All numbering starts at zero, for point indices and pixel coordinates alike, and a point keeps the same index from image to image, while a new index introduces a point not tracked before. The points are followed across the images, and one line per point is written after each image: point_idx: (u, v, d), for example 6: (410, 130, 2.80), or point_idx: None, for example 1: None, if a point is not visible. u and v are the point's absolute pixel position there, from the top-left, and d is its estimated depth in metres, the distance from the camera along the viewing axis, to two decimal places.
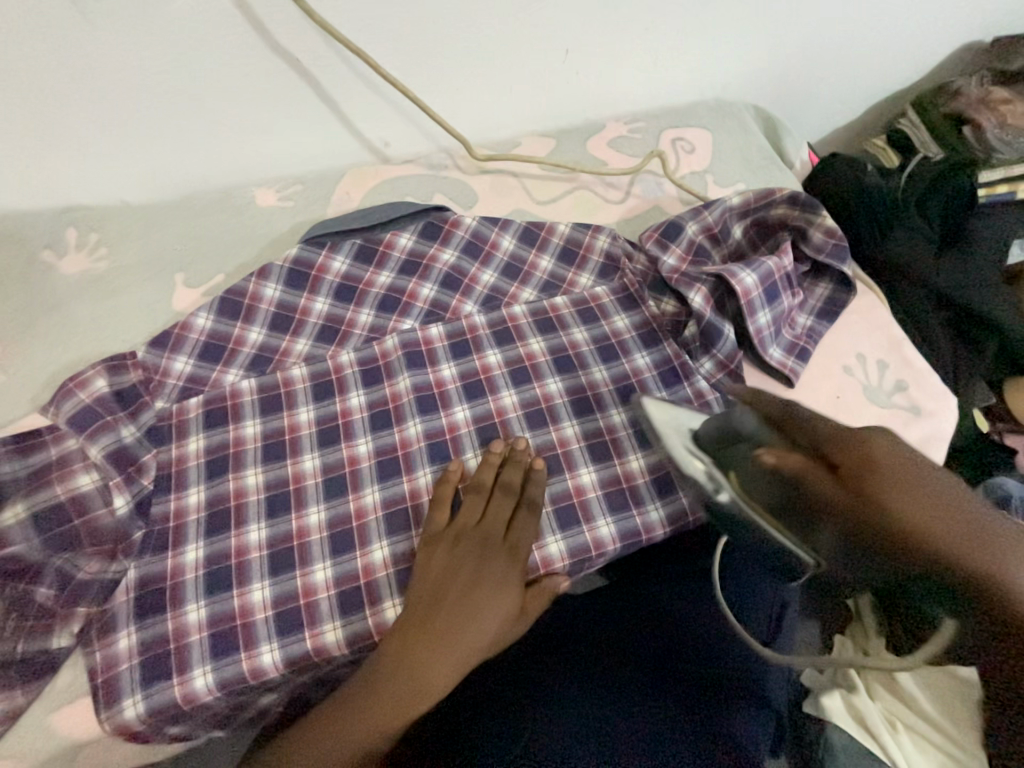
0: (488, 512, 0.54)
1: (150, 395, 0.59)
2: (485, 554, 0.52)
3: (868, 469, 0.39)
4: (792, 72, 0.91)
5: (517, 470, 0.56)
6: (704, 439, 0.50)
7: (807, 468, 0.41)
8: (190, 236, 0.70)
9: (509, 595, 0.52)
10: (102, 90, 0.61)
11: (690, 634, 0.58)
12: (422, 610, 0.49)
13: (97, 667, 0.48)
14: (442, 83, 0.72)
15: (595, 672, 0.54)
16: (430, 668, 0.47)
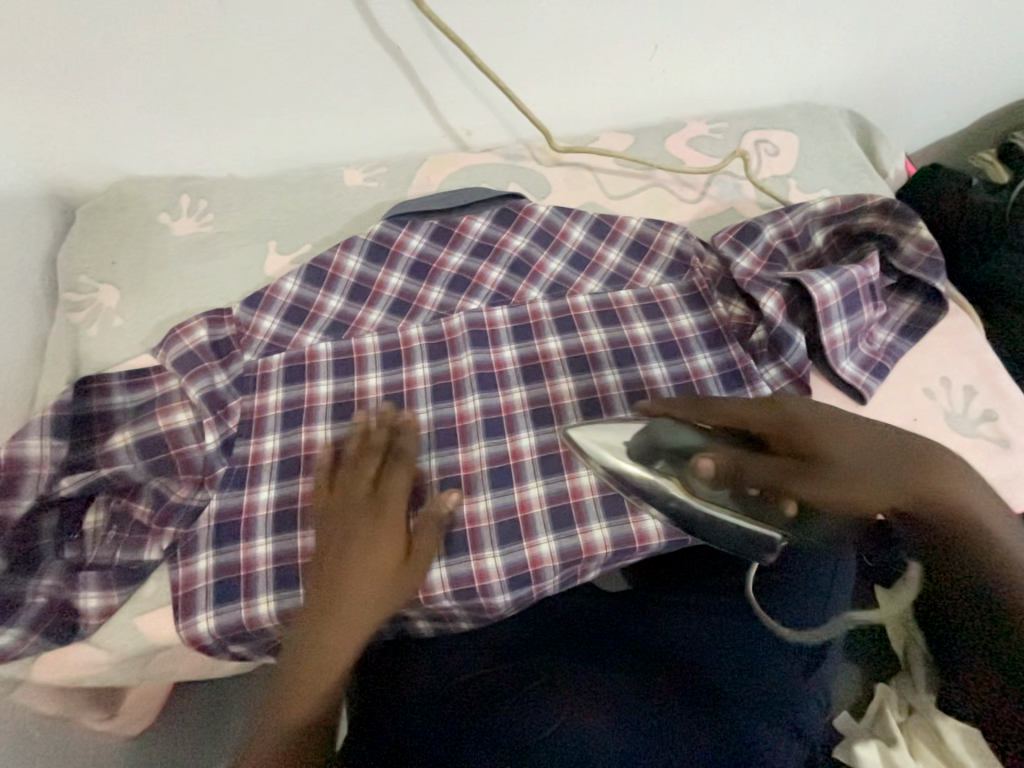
0: (349, 486, 0.54)
1: (240, 347, 0.64)
2: (356, 518, 0.53)
3: (807, 434, 0.49)
4: (896, 76, 0.86)
5: (385, 434, 0.57)
6: (631, 448, 0.48)
7: (739, 458, 0.47)
8: (285, 209, 0.76)
9: (391, 552, 0.52)
10: (225, 69, 0.68)
11: (730, 645, 0.57)
12: (326, 582, 0.50)
13: (178, 582, 0.54)
14: (529, 75, 0.74)
15: (638, 673, 0.54)
16: (330, 644, 0.47)
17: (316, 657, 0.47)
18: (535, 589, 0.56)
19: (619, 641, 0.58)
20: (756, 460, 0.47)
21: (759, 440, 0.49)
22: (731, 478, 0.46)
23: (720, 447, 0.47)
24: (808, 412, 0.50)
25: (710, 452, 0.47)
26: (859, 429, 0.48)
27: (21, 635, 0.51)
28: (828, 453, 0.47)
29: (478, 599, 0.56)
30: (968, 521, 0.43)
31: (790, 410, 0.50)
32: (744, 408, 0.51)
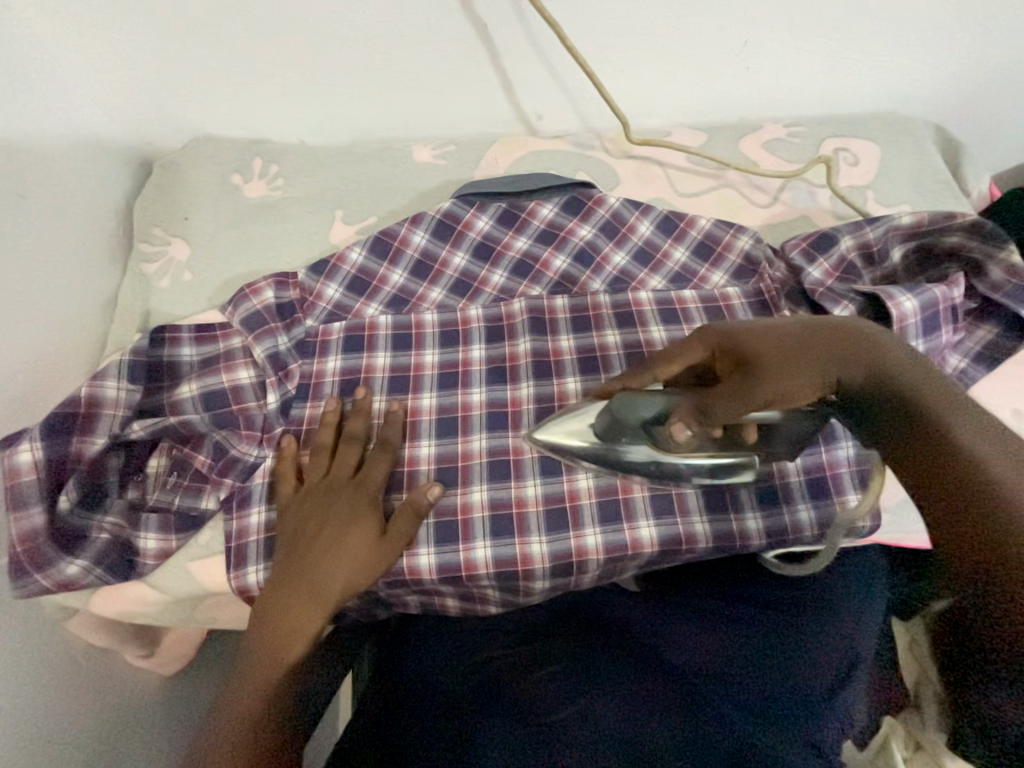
0: (333, 464, 0.57)
1: (303, 312, 0.65)
2: (334, 496, 0.55)
3: (739, 345, 0.46)
4: (992, 91, 0.82)
5: (360, 420, 0.59)
6: (600, 432, 0.49)
7: (695, 401, 0.45)
8: (353, 179, 0.77)
9: (358, 519, 0.54)
10: (310, 36, 0.69)
11: (743, 654, 0.55)
12: (292, 543, 0.53)
13: (232, 533, 0.56)
14: (610, 61, 0.73)
15: (656, 668, 0.54)
16: (294, 610, 0.50)
17: (284, 619, 0.50)
18: (575, 578, 0.56)
19: (636, 640, 0.58)
20: (718, 396, 0.45)
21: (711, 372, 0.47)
22: (701, 421, 0.45)
23: (681, 395, 0.46)
24: (746, 328, 0.47)
25: (674, 408, 0.45)
26: (784, 328, 0.46)
27: (85, 568, 0.53)
28: (760, 358, 0.45)
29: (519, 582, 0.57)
30: (890, 369, 0.40)
31: (719, 328, 0.48)
32: (687, 339, 0.50)
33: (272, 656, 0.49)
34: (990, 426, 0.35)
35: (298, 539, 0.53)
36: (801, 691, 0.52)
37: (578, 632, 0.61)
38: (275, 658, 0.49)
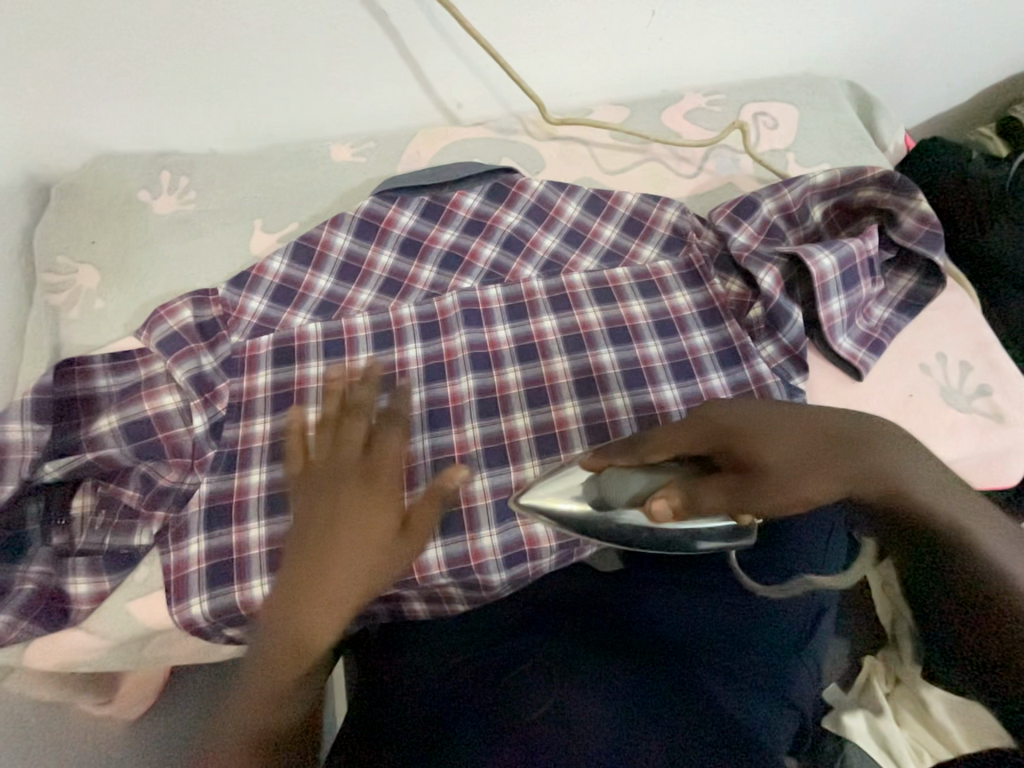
0: (340, 446, 0.44)
1: (227, 329, 0.63)
2: (320, 489, 0.43)
3: (729, 444, 0.43)
4: (899, 46, 0.84)
5: (332, 401, 0.45)
6: (591, 497, 0.44)
7: (686, 491, 0.41)
8: (271, 185, 0.74)
9: (379, 524, 0.42)
10: (203, 41, 0.65)
11: (710, 629, 0.55)
12: (302, 561, 0.41)
13: (169, 567, 0.54)
14: (521, 41, 0.71)
15: (630, 662, 0.52)
16: (307, 627, 0.40)
17: (284, 639, 0.40)
18: (530, 565, 0.56)
19: (620, 613, 0.57)
20: (706, 487, 0.41)
21: (704, 466, 0.43)
22: (685, 512, 0.41)
23: (670, 479, 0.42)
24: (738, 417, 0.44)
25: (658, 491, 0.41)
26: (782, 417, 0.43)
27: (10, 622, 0.50)
28: (762, 461, 0.41)
29: (475, 577, 0.56)
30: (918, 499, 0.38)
31: (716, 418, 0.44)
32: (684, 424, 0.45)
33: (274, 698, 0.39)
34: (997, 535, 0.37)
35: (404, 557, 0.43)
36: (771, 648, 0.56)
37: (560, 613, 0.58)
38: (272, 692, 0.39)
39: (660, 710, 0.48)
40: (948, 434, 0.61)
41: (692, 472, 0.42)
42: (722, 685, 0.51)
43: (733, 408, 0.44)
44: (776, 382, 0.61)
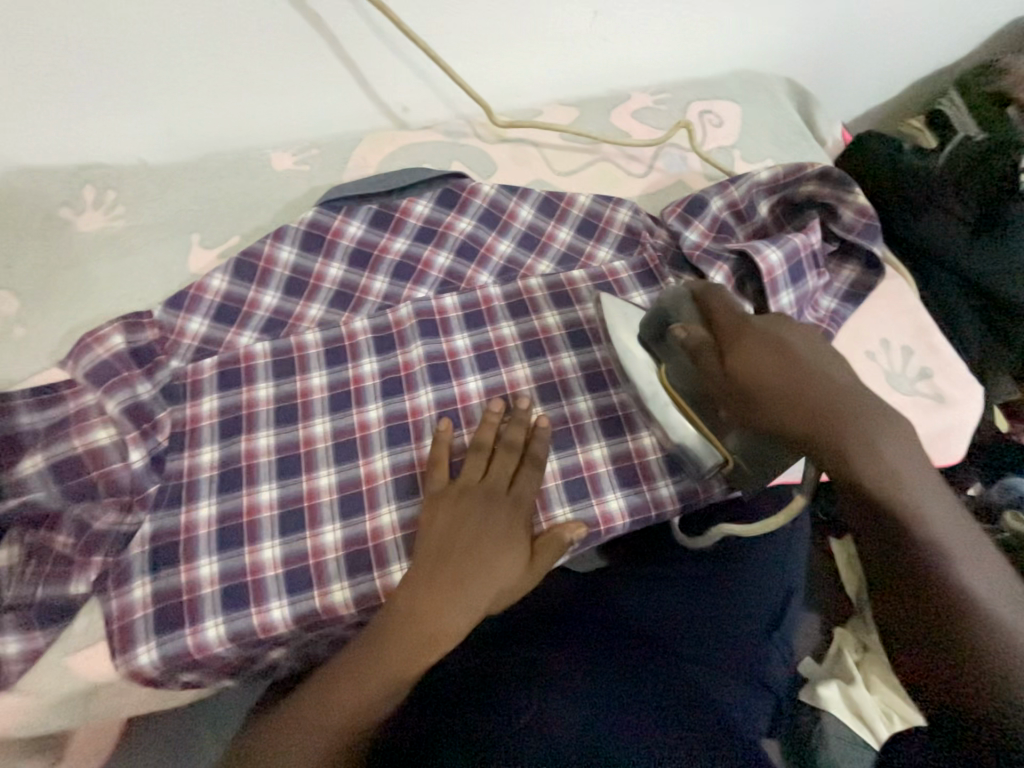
0: (491, 469, 0.54)
1: (165, 353, 0.59)
2: (490, 504, 0.52)
3: (734, 338, 0.52)
4: (833, 44, 0.87)
5: (520, 429, 0.56)
6: (647, 331, 0.58)
7: (704, 345, 0.53)
8: (207, 197, 0.69)
9: (513, 546, 0.50)
10: (121, 47, 0.61)
11: (696, 619, 0.57)
12: (433, 555, 0.49)
13: (113, 615, 0.50)
14: (464, 44, 0.69)
15: (624, 657, 0.51)
16: (442, 615, 0.46)
17: (429, 623, 0.46)
18: None
19: (606, 622, 0.57)
20: (711, 360, 0.53)
21: (716, 343, 0.53)
22: (690, 367, 0.55)
23: (700, 330, 0.55)
24: (764, 328, 0.52)
25: (688, 323, 0.56)
26: (791, 348, 0.49)
27: None
28: (744, 372, 0.49)
29: None
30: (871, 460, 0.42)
31: (740, 324, 0.53)
32: (726, 312, 0.54)
33: (399, 673, 0.45)
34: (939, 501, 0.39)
35: (527, 567, 0.51)
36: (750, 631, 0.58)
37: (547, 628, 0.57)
38: (407, 666, 0.45)
39: (654, 699, 0.47)
40: None
41: (711, 337, 0.54)
42: (711, 673, 0.52)
43: (753, 329, 0.52)
44: None
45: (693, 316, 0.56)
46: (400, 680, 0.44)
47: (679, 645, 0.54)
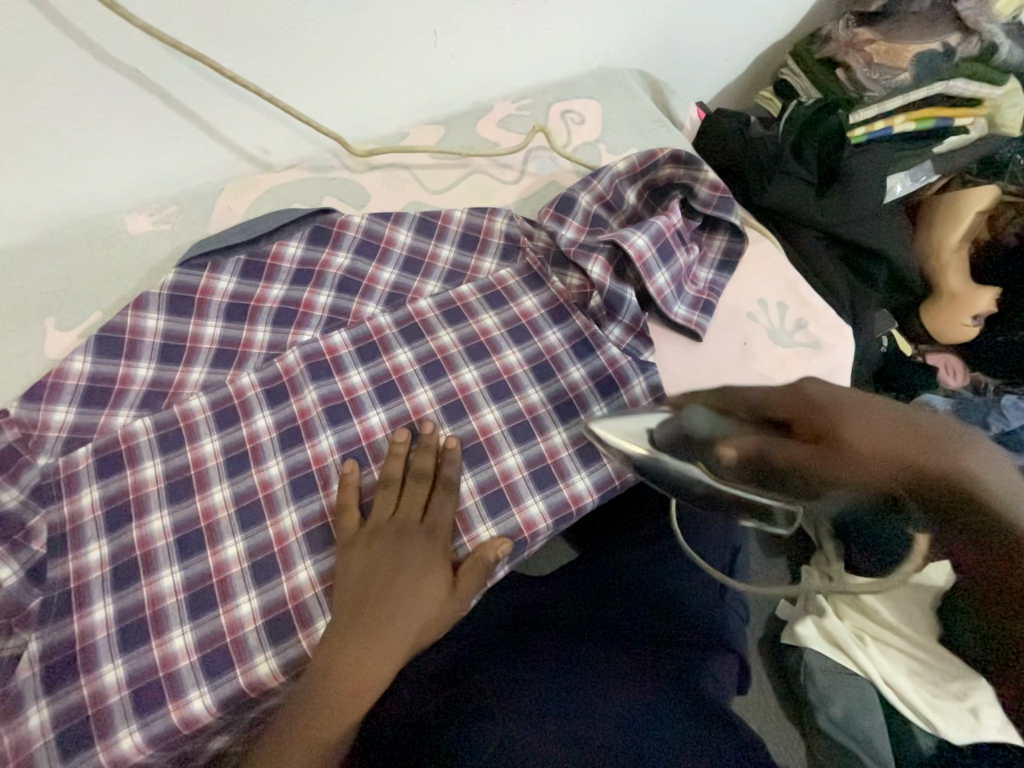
0: (402, 502, 0.54)
1: (29, 452, 0.54)
2: (404, 541, 0.52)
3: (832, 416, 0.38)
4: (675, 34, 0.92)
5: (428, 455, 0.56)
6: (662, 443, 0.46)
7: (763, 443, 0.40)
8: (57, 277, 0.65)
9: (433, 573, 0.51)
10: None
11: (653, 595, 0.65)
12: (353, 603, 0.49)
13: (8, 752, 0.45)
14: (308, 80, 0.68)
15: (586, 647, 0.58)
16: (366, 660, 0.47)
17: (357, 669, 0.46)
18: None
19: (549, 622, 0.65)
20: (780, 441, 0.39)
21: (782, 428, 0.40)
22: (751, 464, 0.40)
23: (745, 430, 0.41)
24: (828, 393, 0.40)
25: (730, 437, 0.41)
26: (866, 403, 0.38)
27: None
28: (841, 437, 0.37)
29: None
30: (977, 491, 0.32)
31: (804, 393, 0.41)
32: (765, 394, 0.43)
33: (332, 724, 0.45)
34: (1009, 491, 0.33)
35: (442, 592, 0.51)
36: (703, 598, 0.66)
37: (505, 641, 0.62)
38: (333, 721, 0.45)
39: (615, 672, 0.54)
40: (781, 371, 0.68)
41: (763, 429, 0.41)
42: (674, 649, 0.58)
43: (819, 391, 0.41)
44: (628, 363, 0.65)
45: (723, 419, 0.43)
46: (329, 736, 0.45)
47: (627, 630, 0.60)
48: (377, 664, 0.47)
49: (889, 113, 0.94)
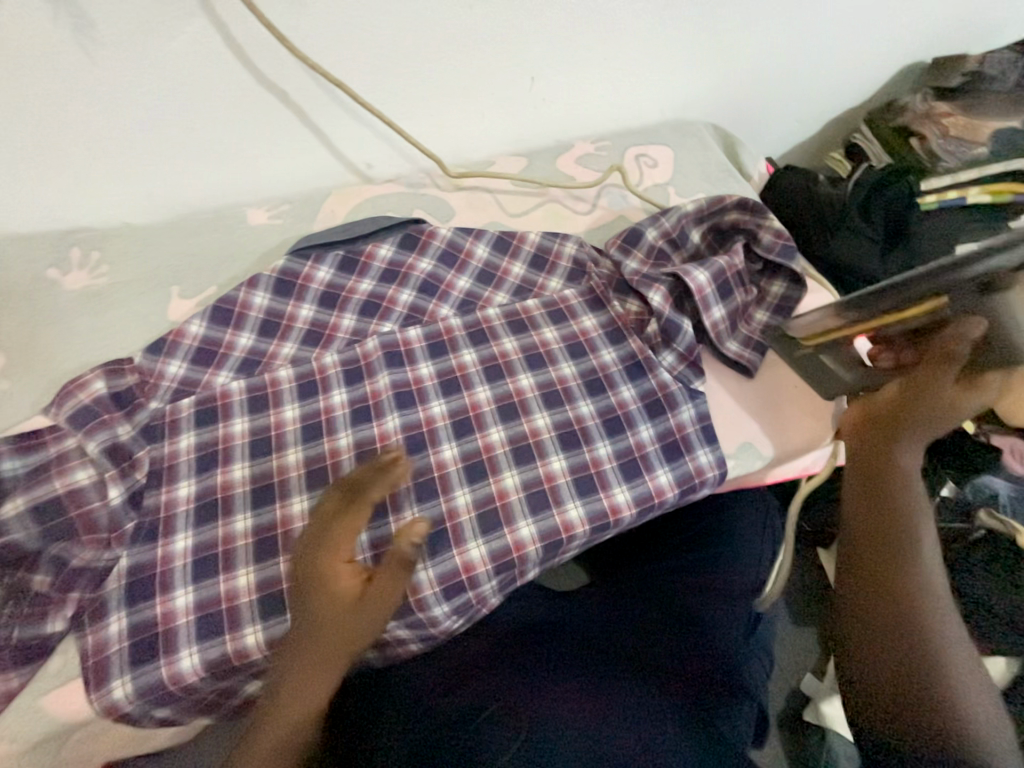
0: (315, 525, 0.52)
1: (145, 396, 0.63)
2: (314, 569, 0.50)
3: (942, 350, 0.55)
4: (753, 95, 0.98)
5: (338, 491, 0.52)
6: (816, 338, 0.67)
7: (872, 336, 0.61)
8: (185, 254, 0.75)
9: (345, 596, 0.50)
10: (97, 106, 0.64)
11: (678, 620, 0.67)
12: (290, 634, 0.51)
13: (89, 651, 0.51)
14: (419, 109, 0.78)
15: (610, 662, 0.61)
16: (295, 691, 0.49)
17: (288, 699, 0.48)
18: (472, 595, 0.58)
19: (565, 628, 0.68)
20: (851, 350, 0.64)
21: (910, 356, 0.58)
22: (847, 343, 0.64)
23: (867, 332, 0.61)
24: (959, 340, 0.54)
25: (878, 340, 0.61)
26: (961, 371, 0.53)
27: None
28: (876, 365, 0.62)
29: (418, 614, 0.57)
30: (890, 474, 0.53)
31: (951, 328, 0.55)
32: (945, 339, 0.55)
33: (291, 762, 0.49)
34: (934, 565, 0.48)
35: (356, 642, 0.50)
36: (731, 631, 0.66)
37: (519, 645, 0.66)
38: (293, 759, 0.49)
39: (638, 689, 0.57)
40: (829, 419, 0.69)
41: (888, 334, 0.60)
42: (697, 681, 0.59)
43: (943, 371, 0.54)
44: (677, 389, 0.68)
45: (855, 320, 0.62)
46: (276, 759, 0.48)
47: (650, 654, 0.62)
48: (305, 689, 0.49)
49: (962, 184, 0.94)
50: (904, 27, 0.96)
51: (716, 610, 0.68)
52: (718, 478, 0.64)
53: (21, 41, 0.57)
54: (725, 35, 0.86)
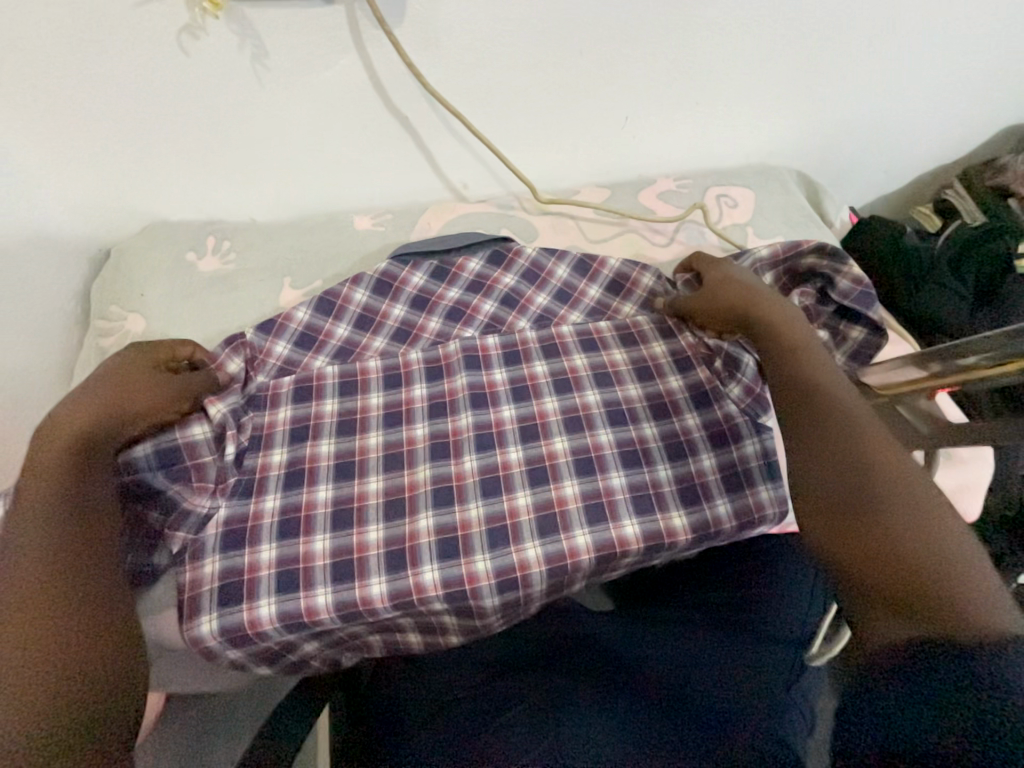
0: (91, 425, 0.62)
1: (254, 370, 0.71)
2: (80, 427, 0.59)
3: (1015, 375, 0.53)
4: (842, 146, 0.99)
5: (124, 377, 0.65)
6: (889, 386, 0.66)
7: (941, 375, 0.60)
8: (298, 250, 0.84)
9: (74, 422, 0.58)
10: (248, 119, 0.75)
11: (710, 660, 0.65)
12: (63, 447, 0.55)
13: (185, 585, 0.59)
14: (518, 138, 0.85)
15: (627, 689, 0.62)
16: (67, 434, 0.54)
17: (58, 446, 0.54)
18: (523, 592, 0.60)
19: (596, 642, 0.69)
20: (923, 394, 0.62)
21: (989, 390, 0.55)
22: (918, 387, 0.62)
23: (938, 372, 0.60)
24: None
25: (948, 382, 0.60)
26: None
27: None
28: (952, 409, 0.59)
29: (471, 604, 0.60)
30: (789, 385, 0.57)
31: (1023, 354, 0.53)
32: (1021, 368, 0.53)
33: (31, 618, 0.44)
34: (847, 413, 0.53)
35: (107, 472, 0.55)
36: (768, 681, 0.63)
37: (554, 655, 0.68)
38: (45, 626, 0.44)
39: (650, 720, 0.58)
40: None
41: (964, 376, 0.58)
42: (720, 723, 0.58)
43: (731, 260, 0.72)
44: (744, 422, 0.69)
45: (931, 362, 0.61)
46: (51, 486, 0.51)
47: (673, 688, 0.62)
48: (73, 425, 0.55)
49: None
50: (1011, 89, 0.95)
51: (754, 655, 0.65)
52: (779, 517, 0.64)
53: (209, 65, 0.69)
54: (819, 87, 0.89)
